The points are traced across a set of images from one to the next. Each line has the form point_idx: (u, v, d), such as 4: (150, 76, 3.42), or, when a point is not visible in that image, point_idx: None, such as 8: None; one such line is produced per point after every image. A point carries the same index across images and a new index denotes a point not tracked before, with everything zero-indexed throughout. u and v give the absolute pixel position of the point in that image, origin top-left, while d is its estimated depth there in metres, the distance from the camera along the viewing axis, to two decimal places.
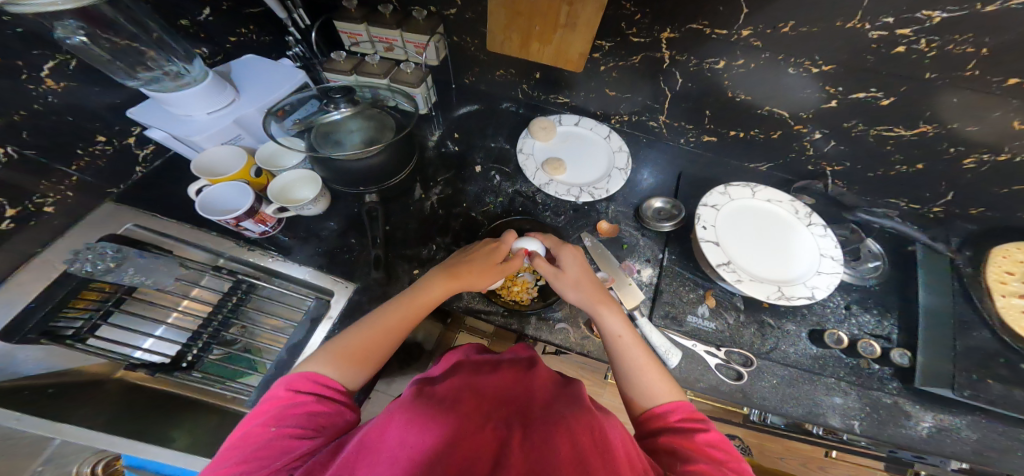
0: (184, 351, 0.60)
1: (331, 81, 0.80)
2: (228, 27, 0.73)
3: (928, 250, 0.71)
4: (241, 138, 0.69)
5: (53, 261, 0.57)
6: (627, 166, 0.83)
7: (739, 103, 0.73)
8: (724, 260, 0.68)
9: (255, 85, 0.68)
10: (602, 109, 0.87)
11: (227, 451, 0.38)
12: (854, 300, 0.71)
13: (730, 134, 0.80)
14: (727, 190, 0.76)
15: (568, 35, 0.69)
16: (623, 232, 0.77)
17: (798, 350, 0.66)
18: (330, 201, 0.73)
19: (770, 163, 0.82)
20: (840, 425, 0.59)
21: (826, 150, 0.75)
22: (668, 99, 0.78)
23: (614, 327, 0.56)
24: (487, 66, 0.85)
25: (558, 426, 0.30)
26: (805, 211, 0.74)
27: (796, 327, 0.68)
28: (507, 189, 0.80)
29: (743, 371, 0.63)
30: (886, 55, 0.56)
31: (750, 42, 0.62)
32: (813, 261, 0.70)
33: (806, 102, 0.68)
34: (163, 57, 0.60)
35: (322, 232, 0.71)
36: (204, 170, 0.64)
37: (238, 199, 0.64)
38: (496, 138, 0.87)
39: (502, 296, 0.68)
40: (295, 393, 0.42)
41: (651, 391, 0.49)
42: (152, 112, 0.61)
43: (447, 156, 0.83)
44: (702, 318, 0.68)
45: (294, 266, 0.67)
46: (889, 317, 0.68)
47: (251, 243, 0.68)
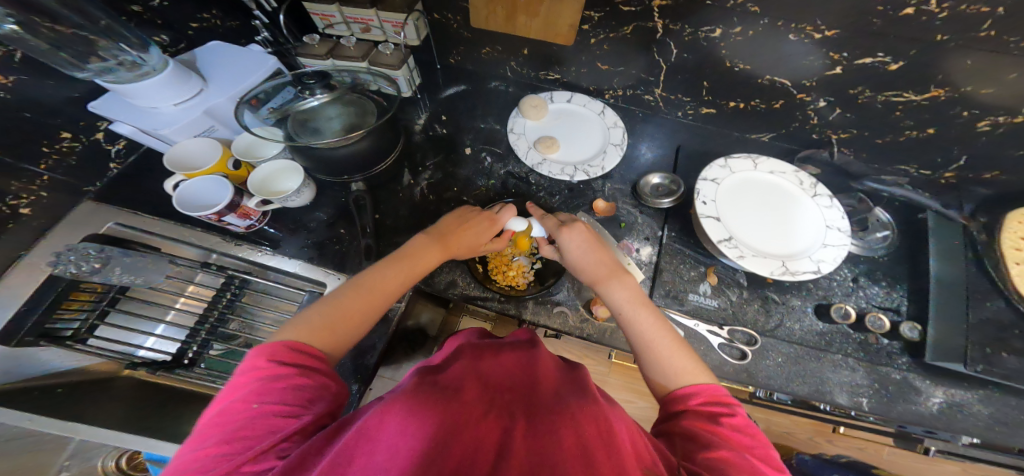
0: (184, 349, 0.61)
1: (308, 67, 0.77)
2: (189, 12, 0.70)
3: (940, 218, 0.68)
4: (215, 130, 0.68)
5: (38, 264, 0.56)
6: (623, 142, 0.80)
7: (739, 73, 0.69)
8: (726, 236, 0.66)
9: (222, 74, 0.66)
10: (595, 84, 0.83)
11: (204, 433, 0.34)
12: (862, 272, 0.69)
13: (731, 105, 0.76)
14: (728, 164, 0.74)
15: (555, 6, 0.66)
16: (621, 212, 0.75)
17: (803, 327, 0.65)
18: (316, 190, 0.72)
19: (774, 134, 0.79)
20: (847, 403, 0.59)
21: (832, 119, 0.71)
22: (663, 71, 0.74)
23: (620, 300, 0.56)
24: (471, 43, 0.81)
25: (563, 417, 0.29)
26: (810, 182, 0.72)
27: (801, 302, 0.67)
28: (499, 171, 0.78)
29: (747, 350, 0.62)
30: (893, 18, 0.52)
31: (747, 8, 0.58)
32: (818, 234, 0.68)
33: (808, 70, 0.64)
34: (112, 45, 0.56)
35: (314, 223, 0.71)
36: (179, 165, 0.63)
37: (217, 192, 0.63)
38: (486, 119, 0.84)
39: (499, 282, 0.67)
40: (278, 364, 0.39)
41: (666, 370, 0.48)
42: (116, 106, 0.60)
43: (436, 139, 0.81)
44: (703, 296, 0.67)
45: (285, 260, 0.67)
46: (899, 289, 0.67)
47: (239, 237, 0.69)
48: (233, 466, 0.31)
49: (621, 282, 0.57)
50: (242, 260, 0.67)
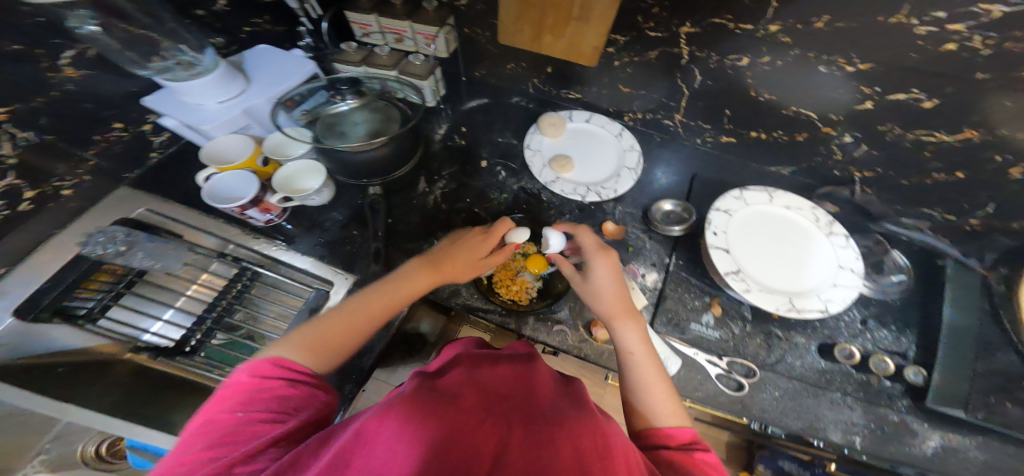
0: (189, 336, 0.61)
1: (341, 72, 0.80)
2: (243, 17, 0.73)
3: (961, 268, 0.67)
4: (250, 128, 0.70)
5: (67, 243, 0.58)
6: (638, 166, 0.80)
7: (763, 102, 0.69)
8: (733, 268, 0.65)
9: (264, 75, 0.69)
10: (614, 106, 0.85)
11: (187, 441, 0.34)
12: (871, 314, 0.66)
13: (752, 135, 0.76)
14: (743, 195, 0.73)
15: (580, 28, 0.68)
16: (631, 235, 0.74)
17: (804, 363, 0.62)
18: (334, 192, 0.73)
19: (794, 167, 0.78)
20: (840, 441, 0.56)
21: (857, 155, 0.70)
22: (685, 97, 0.75)
23: (630, 342, 0.53)
24: (497, 58, 0.84)
25: (559, 427, 0.28)
26: (827, 220, 0.70)
27: (805, 340, 0.64)
28: (512, 185, 0.79)
29: (745, 382, 0.60)
30: (933, 52, 0.51)
31: (778, 38, 0.58)
32: (830, 273, 0.66)
33: (838, 101, 0.63)
34: (176, 48, 0.61)
35: (325, 223, 0.72)
36: (213, 158, 0.65)
37: (242, 186, 0.64)
38: (505, 134, 0.86)
39: (501, 295, 0.67)
40: (261, 377, 0.38)
41: (653, 409, 0.47)
42: (166, 102, 0.63)
43: (453, 149, 0.82)
44: (705, 326, 0.65)
45: (297, 255, 0.68)
46: (908, 334, 0.64)
47: (255, 231, 0.70)
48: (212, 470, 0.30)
49: (629, 321, 0.55)
50: (256, 253, 0.68)
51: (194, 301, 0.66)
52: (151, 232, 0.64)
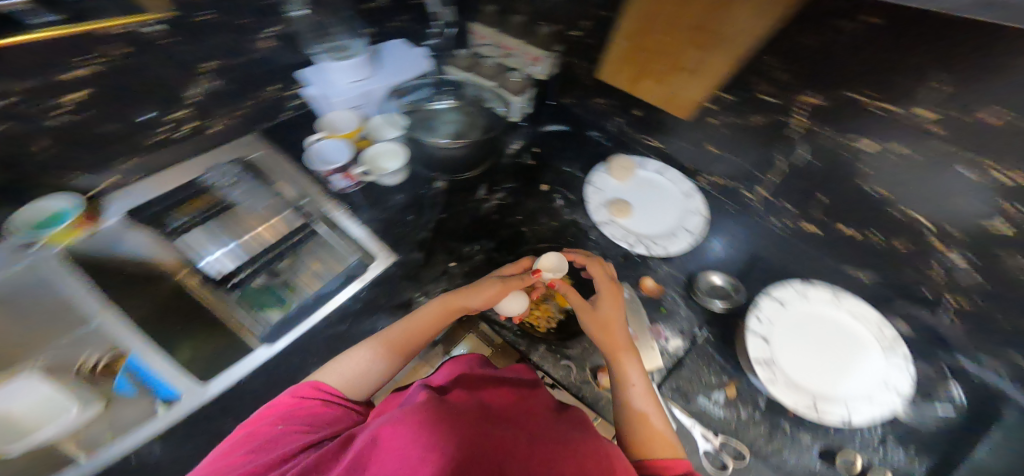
0: (236, 271, 0.68)
1: (450, 75, 0.88)
2: (393, 14, 0.82)
3: None
4: (363, 108, 0.79)
5: (195, 167, 0.70)
6: (697, 233, 0.76)
7: (875, 198, 0.62)
8: (761, 354, 0.61)
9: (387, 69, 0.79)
10: (693, 162, 0.83)
11: (228, 449, 0.40)
12: (893, 433, 0.58)
13: (843, 230, 0.70)
14: (804, 288, 0.68)
15: (687, 78, 0.69)
16: (676, 297, 0.70)
17: (800, 462, 0.56)
18: (405, 176, 0.77)
19: (875, 275, 0.70)
20: None
21: (965, 283, 0.61)
22: (774, 171, 0.71)
23: (637, 380, 0.53)
24: (589, 92, 0.85)
25: (567, 449, 0.27)
26: (892, 339, 0.62)
27: (810, 439, 0.57)
28: (565, 215, 0.79)
29: (731, 464, 0.55)
30: None
31: (926, 126, 0.50)
32: (878, 396, 0.58)
33: (962, 213, 0.55)
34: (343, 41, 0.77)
35: (384, 199, 0.74)
36: (327, 125, 0.75)
37: (337, 152, 0.72)
38: (576, 164, 0.86)
39: (521, 316, 0.66)
40: (299, 397, 0.46)
41: (647, 441, 0.47)
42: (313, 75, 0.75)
43: (521, 167, 0.84)
44: (714, 403, 0.60)
45: (354, 223, 0.71)
46: (925, 459, 0.56)
47: (332, 192, 0.73)
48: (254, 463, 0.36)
49: (629, 358, 0.55)
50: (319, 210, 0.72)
51: (256, 240, 0.71)
52: (258, 176, 0.74)
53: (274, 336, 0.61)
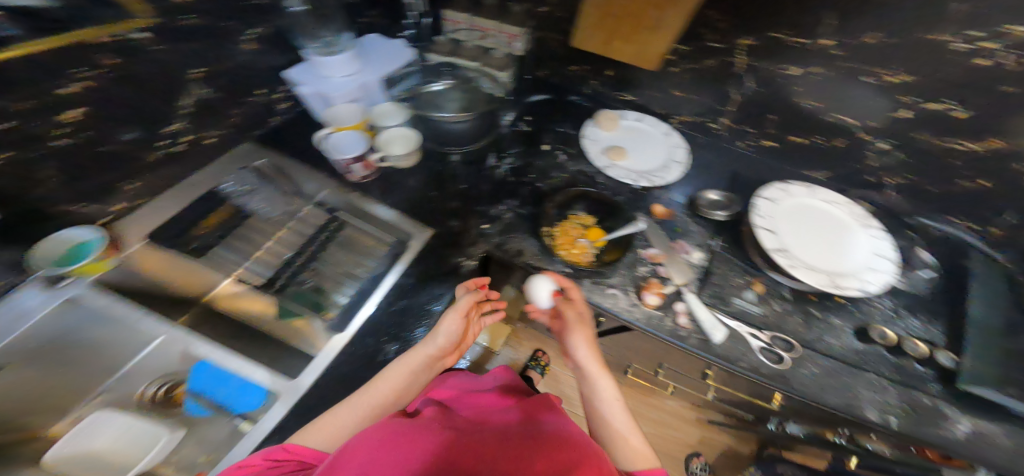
0: (278, 278, 0.83)
1: (628, 115, 1.07)
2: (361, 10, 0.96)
3: (990, 272, 0.72)
4: (598, 145, 1.00)
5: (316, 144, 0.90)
6: (884, 275, 0.69)
7: (810, 111, 0.84)
8: (778, 247, 0.72)
9: (377, 61, 0.89)
10: (824, 198, 0.79)
11: None
12: (903, 305, 0.74)
13: (797, 142, 0.91)
14: (786, 188, 0.80)
15: (649, 35, 0.88)
16: (935, 406, 0.64)
17: (842, 343, 0.71)
18: (540, 179, 0.93)
19: (829, 174, 0.91)
20: (875, 419, 0.63)
21: (887, 162, 0.83)
22: (841, 174, 0.90)
23: (604, 388, 0.76)
24: (663, 88, 1.01)
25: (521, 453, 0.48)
26: (863, 216, 0.76)
27: (842, 322, 0.73)
28: (576, 170, 0.96)
29: (787, 357, 0.70)
30: (956, 65, 0.64)
31: (811, 216, 0.76)
32: (867, 259, 0.71)
33: (894, 153, 0.81)
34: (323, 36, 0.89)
35: (506, 156, 0.95)
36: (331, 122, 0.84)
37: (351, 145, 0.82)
38: (980, 137, 0.71)
39: (563, 256, 0.80)
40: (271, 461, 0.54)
41: (630, 457, 0.66)
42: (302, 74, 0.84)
43: (520, 133, 1.02)
44: (746, 302, 0.77)
45: (382, 208, 0.85)
46: (938, 326, 0.71)
47: (350, 184, 0.88)
48: None
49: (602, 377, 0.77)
50: (472, 156, 0.93)
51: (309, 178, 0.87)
52: (333, 149, 0.82)
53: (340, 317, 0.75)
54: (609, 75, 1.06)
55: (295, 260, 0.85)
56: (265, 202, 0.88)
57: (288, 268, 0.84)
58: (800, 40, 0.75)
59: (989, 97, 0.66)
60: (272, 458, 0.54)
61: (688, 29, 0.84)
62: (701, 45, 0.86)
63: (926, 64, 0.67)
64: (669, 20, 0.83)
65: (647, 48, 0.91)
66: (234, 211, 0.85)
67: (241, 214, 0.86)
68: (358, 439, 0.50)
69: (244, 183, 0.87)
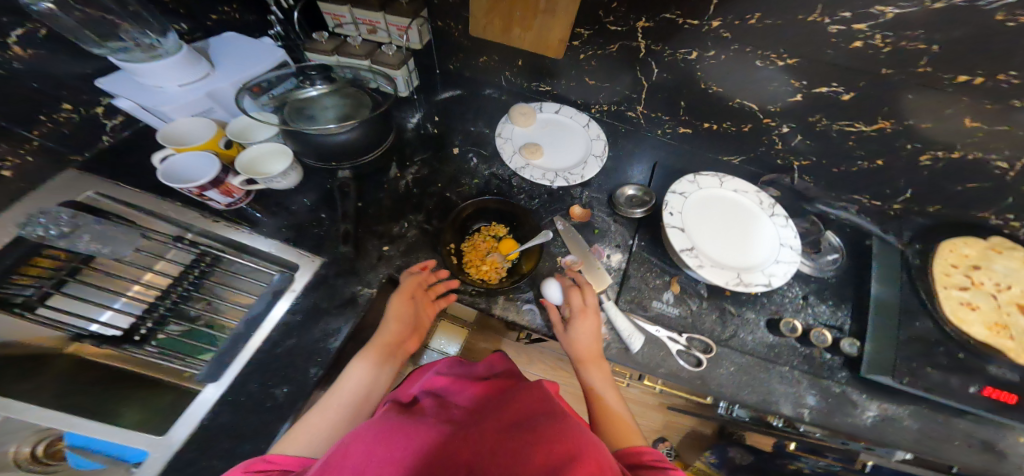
0: (138, 325, 0.72)
1: (545, 107, 1.00)
2: (211, 5, 0.82)
3: (884, 245, 0.74)
4: (511, 143, 0.93)
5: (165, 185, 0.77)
6: (789, 265, 0.68)
7: (712, 94, 0.82)
8: (687, 246, 0.69)
9: (231, 64, 0.78)
10: (736, 189, 0.77)
11: None
12: (812, 291, 0.75)
13: (706, 126, 0.90)
14: (696, 179, 0.77)
15: (548, 19, 0.81)
16: (845, 393, 0.65)
17: (754, 338, 0.71)
18: (448, 187, 0.85)
19: (742, 157, 0.92)
20: (791, 414, 0.64)
21: (794, 145, 0.83)
22: (746, 156, 0.91)
23: (592, 377, 0.65)
24: (575, 76, 0.95)
25: (527, 430, 0.41)
26: (770, 203, 0.75)
27: (754, 315, 0.73)
28: (483, 172, 0.89)
29: (703, 357, 0.68)
30: (845, 49, 0.62)
31: (717, 212, 0.74)
32: (772, 250, 0.70)
33: (799, 129, 0.79)
34: (139, 30, 0.70)
35: (409, 164, 0.87)
36: (171, 139, 0.72)
37: (201, 167, 0.71)
38: (873, 119, 0.70)
39: (472, 275, 0.75)
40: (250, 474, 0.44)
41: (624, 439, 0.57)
42: (123, 84, 0.71)
43: (425, 137, 0.94)
44: (666, 303, 0.74)
45: (261, 239, 0.76)
46: (844, 308, 0.72)
47: (218, 215, 0.77)
48: None
49: (596, 365, 0.65)
50: (366, 169, 0.84)
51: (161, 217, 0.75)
52: (179, 175, 0.71)
53: (215, 371, 0.67)
54: (521, 65, 0.98)
55: (157, 308, 0.74)
56: (103, 240, 0.71)
57: (149, 316, 0.73)
58: (693, 22, 0.70)
59: (878, 76, 0.64)
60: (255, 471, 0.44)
61: (584, 10, 0.77)
62: (601, 29, 0.80)
63: (812, 47, 0.64)
64: (560, 5, 0.77)
65: (546, 34, 0.85)
66: (65, 254, 0.68)
67: (76, 256, 0.69)
68: (354, 435, 0.41)
69: (65, 217, 0.69)
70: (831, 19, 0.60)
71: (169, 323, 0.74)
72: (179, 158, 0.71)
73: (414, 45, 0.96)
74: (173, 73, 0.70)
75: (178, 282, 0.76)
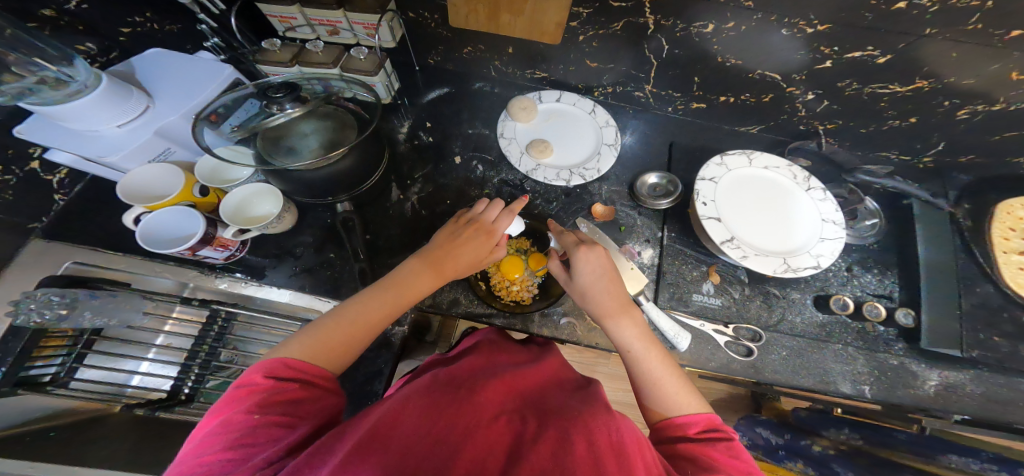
0: (179, 386, 0.63)
1: (544, 96, 0.92)
2: (115, 17, 0.67)
3: (925, 205, 0.71)
4: (513, 143, 0.85)
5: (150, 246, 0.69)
6: (836, 242, 0.64)
7: (730, 67, 0.75)
8: (727, 237, 0.65)
9: (174, 90, 0.65)
10: (769, 166, 0.72)
11: (207, 440, 0.39)
12: (855, 261, 0.71)
13: (721, 100, 0.83)
14: (724, 161, 0.71)
15: (540, 3, 0.71)
16: (902, 364, 0.62)
17: (804, 318, 0.67)
18: (457, 202, 0.79)
19: (762, 126, 0.86)
20: (850, 391, 0.61)
21: (819, 110, 0.77)
22: (766, 125, 0.86)
23: (628, 336, 0.58)
24: (574, 61, 0.86)
25: (576, 421, 0.38)
26: (805, 176, 0.70)
27: (800, 295, 0.68)
28: (491, 179, 0.83)
29: (753, 346, 0.64)
30: (885, 11, 0.56)
31: (751, 196, 0.70)
32: (815, 228, 0.66)
33: (823, 93, 0.73)
34: (25, 59, 0.51)
35: (411, 183, 0.81)
36: (137, 195, 0.63)
37: (185, 222, 0.64)
38: (910, 79, 0.65)
39: (503, 298, 0.70)
40: (275, 381, 0.43)
41: (669, 401, 0.52)
42: (48, 132, 0.57)
43: (420, 148, 0.86)
44: (707, 296, 0.69)
45: (273, 289, 0.70)
46: (890, 275, 0.69)
47: (217, 269, 0.70)
48: (288, 409, 0.41)
49: (628, 314, 0.59)
50: (365, 196, 0.78)
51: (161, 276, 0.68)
52: (157, 237, 0.63)
53: None
54: (512, 53, 0.88)
55: (191, 367, 0.64)
56: (106, 312, 0.61)
57: (186, 376, 0.64)
58: None
59: (915, 35, 0.58)
60: (277, 377, 0.44)
61: None
62: (603, 6, 0.70)
63: (847, 11, 0.58)
64: None
65: (542, 20, 0.75)
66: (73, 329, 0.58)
67: (84, 329, 0.59)
68: (401, 398, 0.38)
69: (56, 300, 0.57)
70: None
71: (208, 379, 0.66)
72: (156, 217, 0.63)
73: (385, 43, 0.85)
74: (106, 112, 0.57)
75: (201, 337, 0.66)
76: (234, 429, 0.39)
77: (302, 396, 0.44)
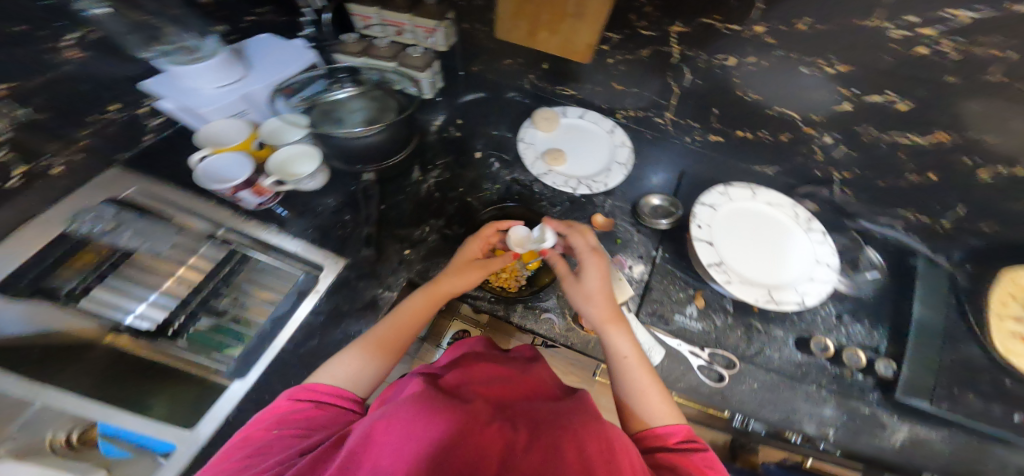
0: (173, 319, 0.72)
1: (568, 111, 0.98)
2: (246, 7, 0.81)
3: (929, 264, 0.70)
4: (530, 147, 0.91)
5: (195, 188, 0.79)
6: (825, 284, 0.64)
7: (749, 102, 0.78)
8: (715, 260, 0.66)
9: (265, 65, 0.77)
10: (772, 202, 0.73)
11: (229, 451, 0.44)
12: (847, 310, 0.69)
13: (737, 134, 0.86)
14: (727, 191, 0.73)
15: (574, 23, 0.78)
16: (875, 415, 0.60)
17: (783, 356, 0.66)
18: (468, 191, 0.86)
19: (775, 167, 0.87)
20: (816, 435, 0.59)
21: (835, 155, 0.78)
22: (779, 166, 0.87)
23: (623, 348, 0.60)
24: (602, 83, 0.92)
25: (571, 426, 0.34)
26: (806, 217, 0.71)
27: (784, 333, 0.67)
28: (504, 177, 0.88)
29: (726, 374, 0.64)
30: (904, 56, 0.58)
31: (745, 224, 0.71)
32: (807, 268, 0.66)
33: (837, 138, 0.75)
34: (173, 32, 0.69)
35: (431, 168, 0.88)
36: (208, 140, 0.74)
37: (236, 167, 0.73)
38: (928, 130, 0.65)
39: (490, 282, 0.75)
40: (291, 402, 0.49)
41: (650, 414, 0.52)
42: (164, 86, 0.70)
43: (447, 140, 0.94)
44: (688, 318, 0.70)
45: (288, 240, 0.77)
46: (882, 329, 0.67)
47: (248, 214, 0.79)
48: (300, 425, 0.46)
49: (619, 324, 0.62)
50: (389, 171, 0.86)
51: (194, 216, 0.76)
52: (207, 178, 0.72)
53: (241, 368, 0.69)
54: (547, 68, 0.95)
55: (190, 303, 0.74)
56: (146, 236, 0.73)
57: (182, 310, 0.72)
58: (733, 26, 0.66)
59: (929, 85, 0.60)
60: (297, 400, 0.49)
61: (615, 14, 0.74)
62: (632, 33, 0.76)
63: (868, 56, 0.60)
64: (590, 9, 0.74)
65: (574, 40, 0.82)
66: (110, 246, 0.68)
67: (117, 250, 0.69)
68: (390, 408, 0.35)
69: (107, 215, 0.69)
70: (889, 25, 0.55)
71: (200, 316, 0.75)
72: (216, 159, 0.73)
73: (438, 47, 0.95)
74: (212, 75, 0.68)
75: (206, 277, 0.75)
76: (252, 443, 0.44)
77: (315, 413, 0.48)
